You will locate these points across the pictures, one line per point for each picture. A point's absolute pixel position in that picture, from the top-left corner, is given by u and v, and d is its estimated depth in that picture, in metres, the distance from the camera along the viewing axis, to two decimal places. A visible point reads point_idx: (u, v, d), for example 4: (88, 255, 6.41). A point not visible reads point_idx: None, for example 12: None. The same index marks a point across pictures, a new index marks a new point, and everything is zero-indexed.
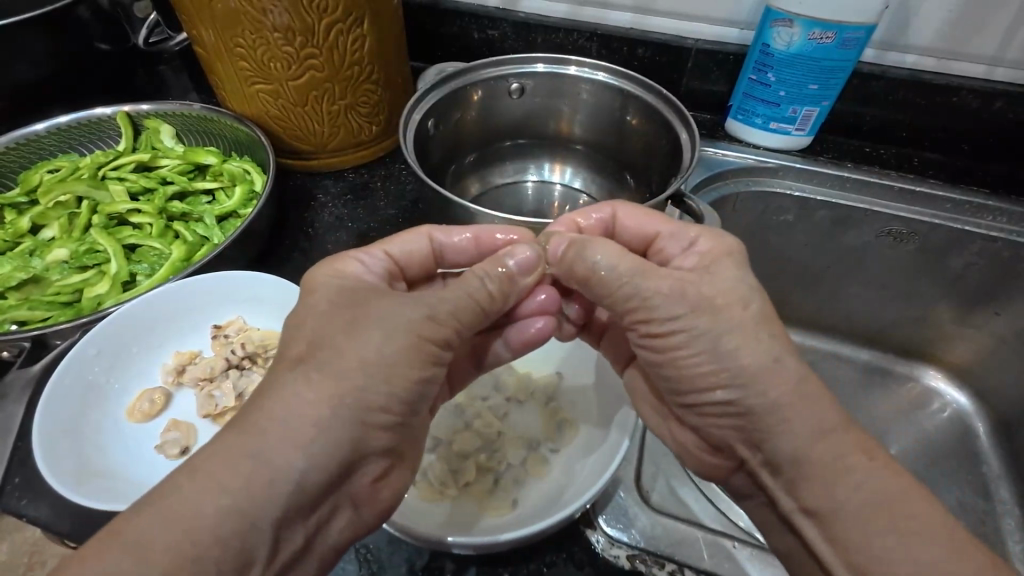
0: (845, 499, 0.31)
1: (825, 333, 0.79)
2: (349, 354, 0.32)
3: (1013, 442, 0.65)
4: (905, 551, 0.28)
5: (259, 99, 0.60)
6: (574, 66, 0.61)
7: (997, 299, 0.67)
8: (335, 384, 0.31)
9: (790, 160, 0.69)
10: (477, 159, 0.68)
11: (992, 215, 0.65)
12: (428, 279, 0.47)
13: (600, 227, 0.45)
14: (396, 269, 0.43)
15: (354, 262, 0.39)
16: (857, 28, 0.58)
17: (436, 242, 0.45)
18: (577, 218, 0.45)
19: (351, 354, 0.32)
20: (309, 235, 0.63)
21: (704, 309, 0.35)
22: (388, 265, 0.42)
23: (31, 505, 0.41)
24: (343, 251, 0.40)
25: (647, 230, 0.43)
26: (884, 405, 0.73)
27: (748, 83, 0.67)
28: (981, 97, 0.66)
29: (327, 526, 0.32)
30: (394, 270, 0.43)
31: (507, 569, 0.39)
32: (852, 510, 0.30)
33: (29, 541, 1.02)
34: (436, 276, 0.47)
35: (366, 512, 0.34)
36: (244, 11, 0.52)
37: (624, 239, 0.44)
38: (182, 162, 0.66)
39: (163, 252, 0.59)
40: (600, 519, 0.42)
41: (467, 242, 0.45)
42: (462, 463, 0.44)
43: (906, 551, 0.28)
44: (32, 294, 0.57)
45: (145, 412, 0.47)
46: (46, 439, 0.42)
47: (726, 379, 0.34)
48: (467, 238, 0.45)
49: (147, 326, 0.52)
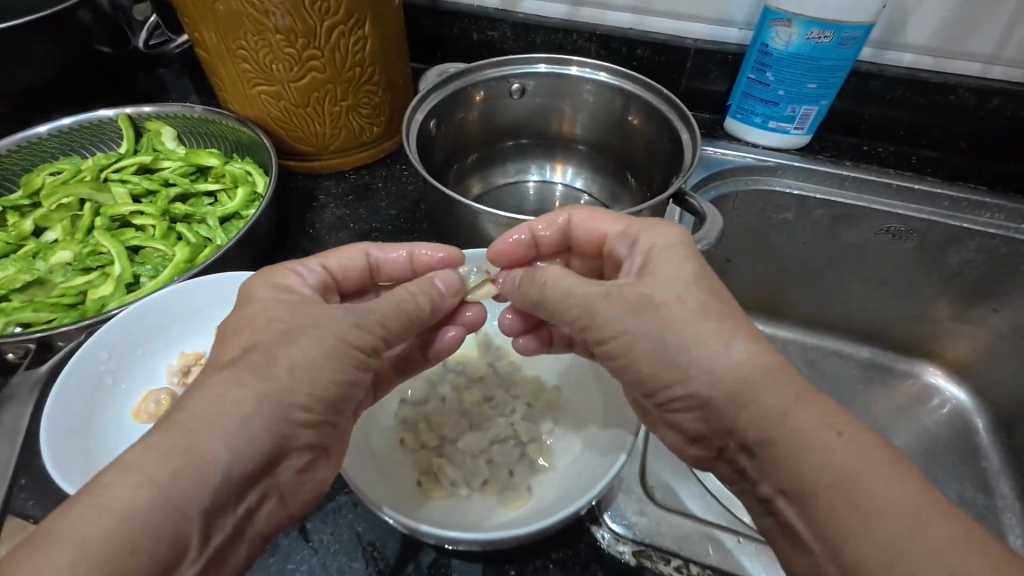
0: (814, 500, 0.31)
1: (826, 332, 0.79)
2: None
3: (1014, 437, 0.66)
4: None
5: (261, 100, 0.61)
6: (576, 66, 0.62)
7: (996, 295, 0.67)
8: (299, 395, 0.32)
9: (789, 159, 0.69)
10: (479, 159, 0.68)
11: (989, 212, 0.65)
12: (365, 294, 0.47)
13: (556, 233, 0.47)
14: (332, 282, 0.43)
15: (292, 274, 0.40)
16: (855, 28, 0.58)
17: (373, 258, 0.45)
18: (535, 227, 0.46)
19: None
20: (312, 237, 0.63)
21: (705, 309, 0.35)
22: (326, 278, 0.43)
23: (38, 507, 0.42)
24: (280, 263, 0.41)
25: (597, 230, 0.45)
26: (885, 402, 0.74)
27: (747, 83, 0.67)
28: (978, 96, 0.66)
29: (253, 514, 0.32)
30: (331, 283, 0.43)
31: (511, 566, 0.40)
32: None
33: None
34: (372, 289, 0.47)
35: (292, 503, 0.34)
36: (246, 13, 0.52)
37: (580, 241, 0.47)
38: (183, 165, 0.66)
39: (166, 253, 0.59)
40: (605, 515, 0.42)
41: (402, 260, 0.46)
42: (468, 460, 0.44)
43: None
44: (36, 296, 0.57)
45: (151, 413, 0.47)
46: (53, 440, 0.42)
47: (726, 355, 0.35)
48: (402, 256, 0.46)
49: (153, 327, 0.52)
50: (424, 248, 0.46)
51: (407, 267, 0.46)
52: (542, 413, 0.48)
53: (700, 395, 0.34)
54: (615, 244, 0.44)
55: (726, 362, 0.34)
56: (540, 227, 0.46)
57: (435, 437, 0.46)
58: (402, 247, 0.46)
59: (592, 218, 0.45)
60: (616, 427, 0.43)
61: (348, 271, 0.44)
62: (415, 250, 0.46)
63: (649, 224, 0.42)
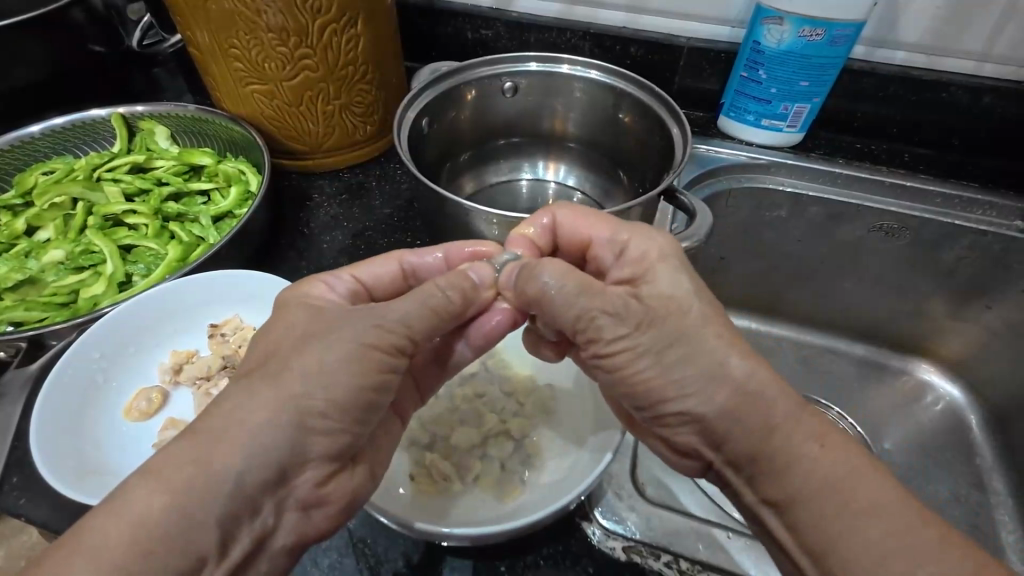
0: (802, 496, 0.31)
1: (820, 329, 0.80)
2: (334, 361, 0.33)
3: (1007, 433, 0.66)
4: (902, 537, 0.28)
5: (254, 99, 0.61)
6: (568, 64, 0.62)
7: (989, 292, 0.68)
8: (285, 392, 0.32)
9: (783, 157, 0.70)
10: (472, 158, 0.68)
11: (981, 210, 0.66)
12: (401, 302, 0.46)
13: (545, 234, 0.45)
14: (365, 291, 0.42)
15: (320, 284, 0.39)
16: (845, 26, 0.58)
17: (408, 264, 0.44)
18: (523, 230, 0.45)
19: (345, 362, 0.33)
20: (305, 236, 0.63)
21: (695, 307, 0.36)
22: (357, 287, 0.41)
23: (29, 505, 0.42)
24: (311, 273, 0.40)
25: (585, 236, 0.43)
26: (879, 399, 0.74)
27: (740, 80, 0.67)
28: (970, 93, 0.66)
29: None
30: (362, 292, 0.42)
31: (502, 563, 0.40)
32: (826, 500, 0.30)
33: (25, 547, 1.01)
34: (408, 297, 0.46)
35: None
36: (238, 12, 0.53)
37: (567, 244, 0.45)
38: (177, 164, 0.66)
39: (159, 252, 0.59)
40: (596, 512, 0.43)
41: (438, 262, 0.45)
42: (459, 457, 0.44)
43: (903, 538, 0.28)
44: (28, 295, 0.57)
45: (143, 411, 0.48)
46: (44, 437, 0.42)
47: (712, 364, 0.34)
48: (438, 258, 0.44)
49: (146, 324, 0.52)
50: (462, 245, 0.45)
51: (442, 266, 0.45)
52: (534, 410, 0.48)
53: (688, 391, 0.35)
54: (603, 250, 0.42)
55: (715, 360, 0.34)
56: (525, 234, 0.45)
57: (428, 435, 0.46)
58: (437, 249, 0.45)
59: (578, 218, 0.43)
60: (608, 423, 0.43)
61: (379, 280, 0.43)
62: (451, 250, 0.45)
63: (641, 232, 0.40)
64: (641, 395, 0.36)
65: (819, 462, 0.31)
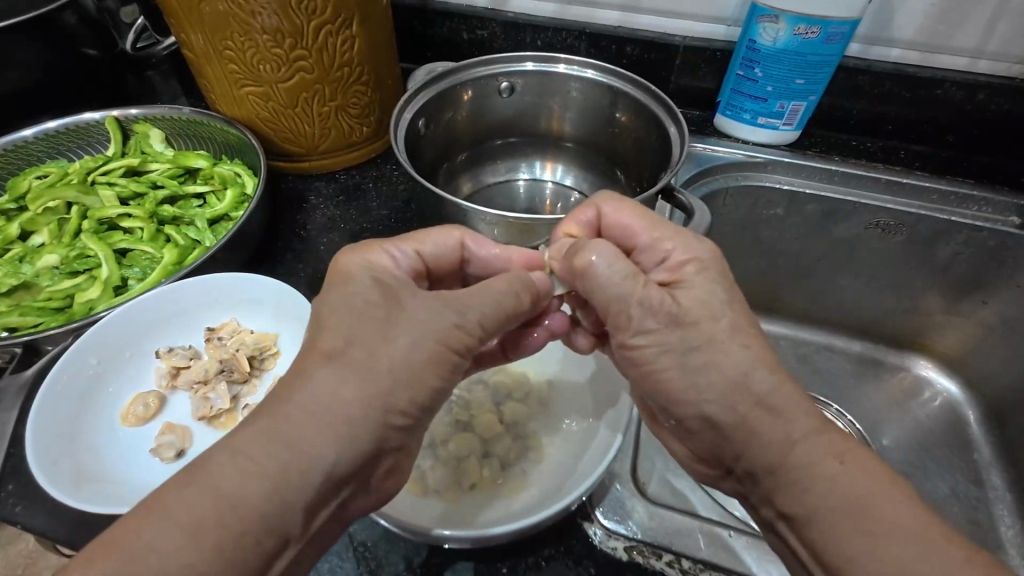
0: (821, 504, 0.30)
1: (817, 326, 0.80)
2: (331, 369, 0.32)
3: (1004, 429, 0.66)
4: (911, 546, 0.28)
5: (249, 101, 0.60)
6: (563, 63, 0.61)
7: (984, 288, 0.68)
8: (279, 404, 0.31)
9: (778, 154, 0.70)
10: (468, 158, 0.68)
11: (976, 205, 0.66)
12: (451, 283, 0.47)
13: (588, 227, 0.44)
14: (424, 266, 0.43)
15: (384, 254, 0.39)
16: (841, 23, 0.58)
17: (467, 250, 0.45)
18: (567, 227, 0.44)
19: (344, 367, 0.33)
20: (302, 237, 0.63)
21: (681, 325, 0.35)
22: (417, 262, 0.42)
23: (26, 512, 0.42)
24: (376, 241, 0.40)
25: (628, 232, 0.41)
26: (876, 396, 0.74)
27: (736, 79, 0.67)
28: (964, 90, 0.67)
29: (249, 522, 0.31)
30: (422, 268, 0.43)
31: (504, 565, 0.40)
32: (836, 512, 0.30)
33: (23, 553, 1.01)
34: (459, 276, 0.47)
35: None
36: (232, 13, 0.52)
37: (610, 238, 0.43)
38: (172, 166, 0.65)
39: (155, 256, 0.59)
40: (597, 512, 0.42)
41: (496, 258, 0.45)
42: (456, 462, 0.44)
43: (913, 546, 0.28)
44: (22, 300, 0.56)
45: (140, 416, 0.47)
46: (41, 443, 0.42)
47: (758, 336, 0.35)
48: (497, 254, 0.45)
49: (141, 329, 0.51)
50: (525, 256, 0.46)
51: (498, 264, 0.46)
52: (529, 411, 0.48)
53: (702, 410, 0.34)
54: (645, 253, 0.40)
55: (722, 372, 0.34)
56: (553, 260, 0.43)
57: (426, 440, 0.46)
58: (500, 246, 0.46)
59: (626, 213, 0.41)
60: (609, 421, 0.43)
61: (440, 256, 0.44)
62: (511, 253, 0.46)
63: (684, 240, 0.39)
64: (657, 396, 0.36)
65: (836, 475, 0.31)
